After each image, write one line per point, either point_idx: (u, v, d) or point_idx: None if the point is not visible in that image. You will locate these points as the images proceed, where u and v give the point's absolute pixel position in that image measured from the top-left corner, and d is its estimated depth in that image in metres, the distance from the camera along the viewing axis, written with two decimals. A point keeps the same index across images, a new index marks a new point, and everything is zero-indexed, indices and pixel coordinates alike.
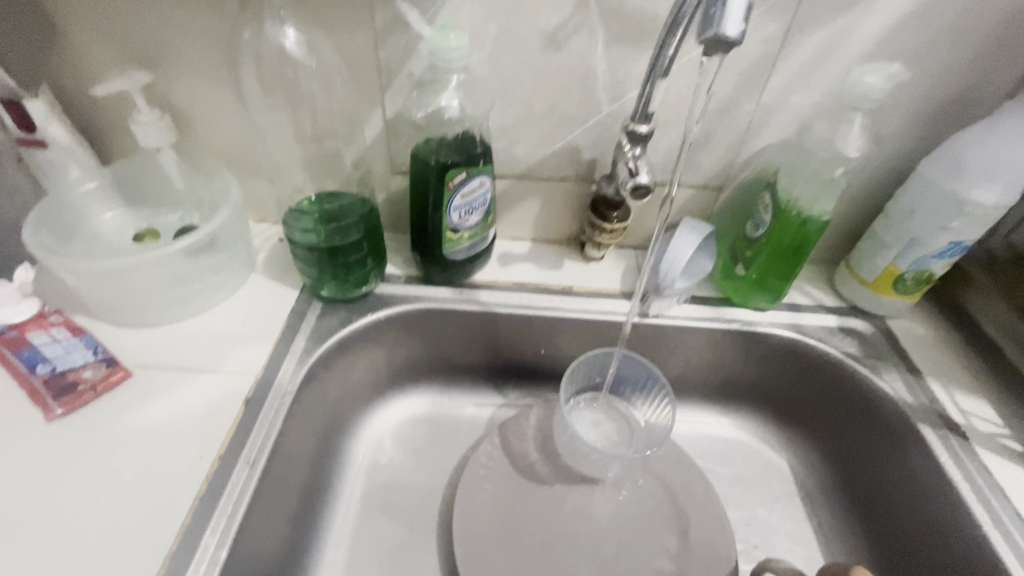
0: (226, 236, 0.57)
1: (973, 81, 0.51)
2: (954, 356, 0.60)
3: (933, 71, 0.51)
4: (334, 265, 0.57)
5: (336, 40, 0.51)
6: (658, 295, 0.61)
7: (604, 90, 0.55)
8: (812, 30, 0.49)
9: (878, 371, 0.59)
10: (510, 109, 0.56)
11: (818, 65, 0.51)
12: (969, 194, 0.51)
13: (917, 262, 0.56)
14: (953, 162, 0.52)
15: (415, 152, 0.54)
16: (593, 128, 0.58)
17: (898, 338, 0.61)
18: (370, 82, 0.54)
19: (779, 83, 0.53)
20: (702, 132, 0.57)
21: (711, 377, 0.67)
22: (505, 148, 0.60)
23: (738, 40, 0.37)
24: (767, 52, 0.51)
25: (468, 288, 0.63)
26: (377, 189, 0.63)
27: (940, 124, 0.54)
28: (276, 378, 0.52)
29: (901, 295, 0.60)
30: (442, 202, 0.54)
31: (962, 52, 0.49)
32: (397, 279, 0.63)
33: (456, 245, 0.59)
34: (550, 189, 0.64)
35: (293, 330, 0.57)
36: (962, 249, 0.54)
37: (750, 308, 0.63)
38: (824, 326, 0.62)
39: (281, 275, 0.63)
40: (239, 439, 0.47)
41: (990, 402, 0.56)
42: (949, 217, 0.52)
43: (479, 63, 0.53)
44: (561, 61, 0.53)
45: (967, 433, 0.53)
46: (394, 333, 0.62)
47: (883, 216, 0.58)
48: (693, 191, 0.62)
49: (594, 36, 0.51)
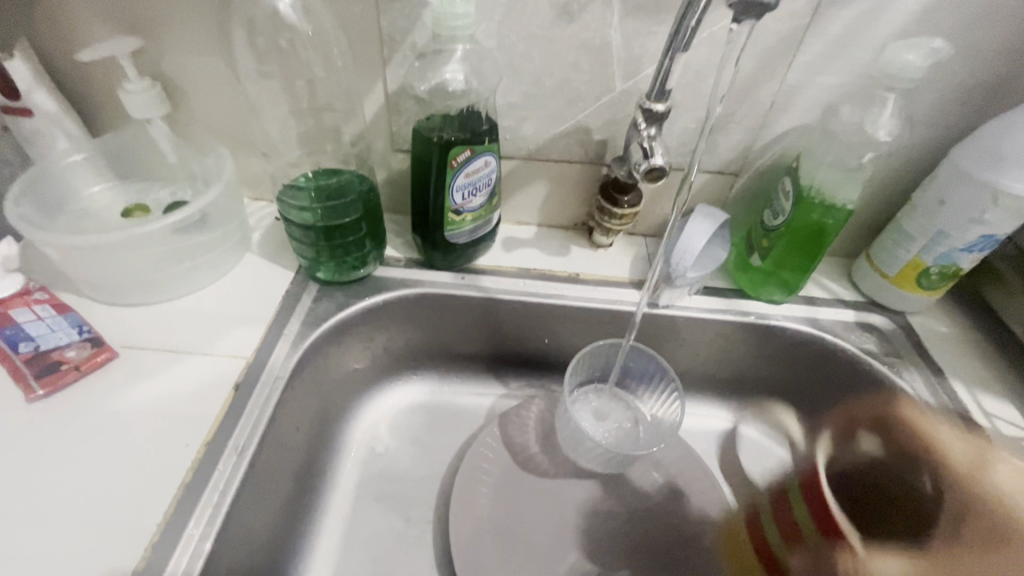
0: (219, 213, 0.55)
1: (1016, 62, 0.48)
2: (978, 355, 0.57)
3: (973, 51, 0.47)
4: (331, 245, 0.55)
5: (335, 7, 0.48)
6: (669, 285, 0.58)
7: (619, 66, 0.52)
8: (844, 4, 0.46)
9: (897, 369, 0.56)
10: (519, 85, 0.53)
11: (849, 42, 0.48)
12: (1004, 185, 0.47)
13: (944, 256, 0.53)
14: (988, 149, 0.49)
15: (417, 128, 0.51)
16: (605, 107, 0.55)
17: (918, 336, 0.59)
18: (370, 52, 0.51)
19: (805, 62, 0.49)
20: (721, 113, 0.54)
21: (721, 371, 0.65)
22: (512, 127, 0.57)
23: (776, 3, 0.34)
24: (794, 28, 0.47)
25: (471, 274, 0.61)
26: (377, 168, 0.60)
27: (976, 109, 0.51)
28: (269, 363, 0.50)
29: (925, 291, 0.57)
30: (445, 182, 0.51)
31: (1007, 30, 0.46)
32: (397, 263, 0.61)
33: (459, 227, 0.56)
34: (559, 172, 0.61)
35: (287, 313, 0.55)
36: (994, 242, 0.51)
37: (765, 300, 0.60)
38: (841, 320, 0.60)
39: (277, 256, 0.60)
40: (228, 425, 0.45)
41: (1015, 403, 0.53)
42: (982, 209, 0.49)
43: (487, 34, 0.50)
44: (574, 33, 0.49)
45: (990, 436, 0.51)
46: (394, 318, 0.60)
47: (909, 207, 0.56)
48: (709, 176, 0.59)
49: (609, 6, 0.48)
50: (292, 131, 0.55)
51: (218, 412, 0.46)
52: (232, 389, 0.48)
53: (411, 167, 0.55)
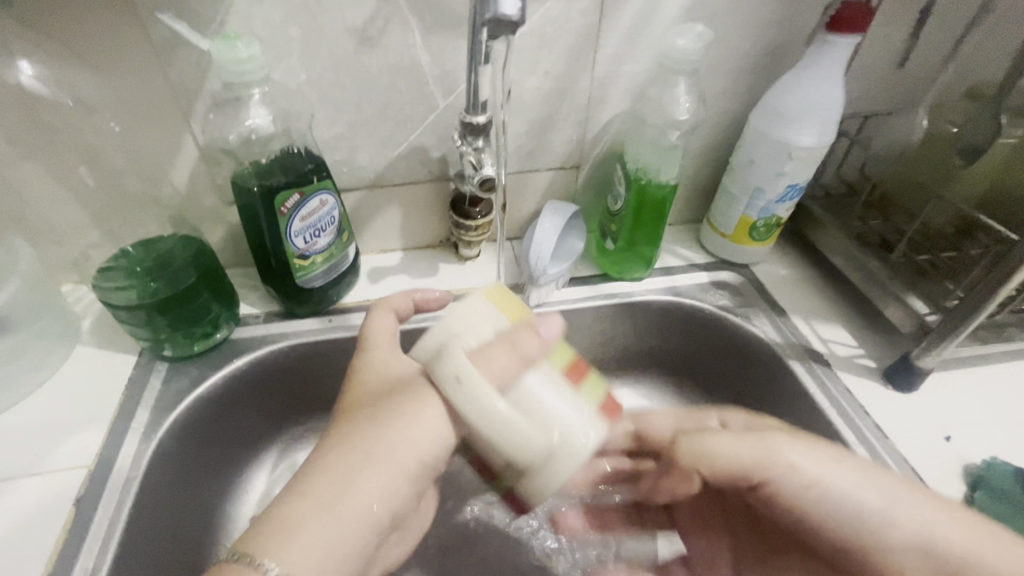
0: (24, 310, 0.48)
1: (778, 34, 0.54)
2: (812, 289, 0.63)
3: (739, 29, 0.53)
4: (169, 317, 0.50)
5: (107, 71, 0.44)
6: (535, 284, 0.59)
7: (435, 83, 0.52)
8: (621, 5, 0.49)
9: (749, 318, 0.61)
10: (340, 116, 0.52)
11: (638, 36, 0.52)
12: (794, 139, 0.54)
13: (764, 209, 0.59)
14: (778, 109, 0.54)
15: (235, 180, 0.48)
16: (432, 125, 0.54)
17: (762, 283, 0.64)
18: (167, 110, 0.47)
19: (608, 54, 0.52)
20: (548, 112, 0.55)
21: (614, 352, 0.66)
22: (345, 157, 0.55)
23: (519, 19, 0.34)
24: (587, 29, 0.50)
25: (337, 314, 0.58)
26: (212, 223, 0.55)
27: (760, 76, 0.57)
28: (116, 463, 0.46)
29: (757, 242, 0.63)
30: (279, 230, 0.48)
31: (760, 11, 0.52)
32: (256, 319, 0.57)
33: (310, 271, 0.53)
34: (407, 195, 0.60)
35: (134, 402, 0.50)
36: (799, 190, 0.58)
37: (628, 279, 0.63)
38: (697, 283, 0.64)
39: (113, 341, 0.54)
40: (70, 551, 0.41)
41: (848, 326, 0.59)
42: (782, 162, 0.55)
43: (289, 72, 0.48)
44: (380, 58, 0.49)
45: (829, 359, 0.56)
46: (263, 376, 0.55)
47: (729, 169, 0.61)
48: (552, 174, 0.61)
49: (407, 28, 0.48)
50: (97, 206, 0.50)
51: (55, 541, 0.41)
52: (73, 505, 0.43)
53: (242, 220, 0.51)
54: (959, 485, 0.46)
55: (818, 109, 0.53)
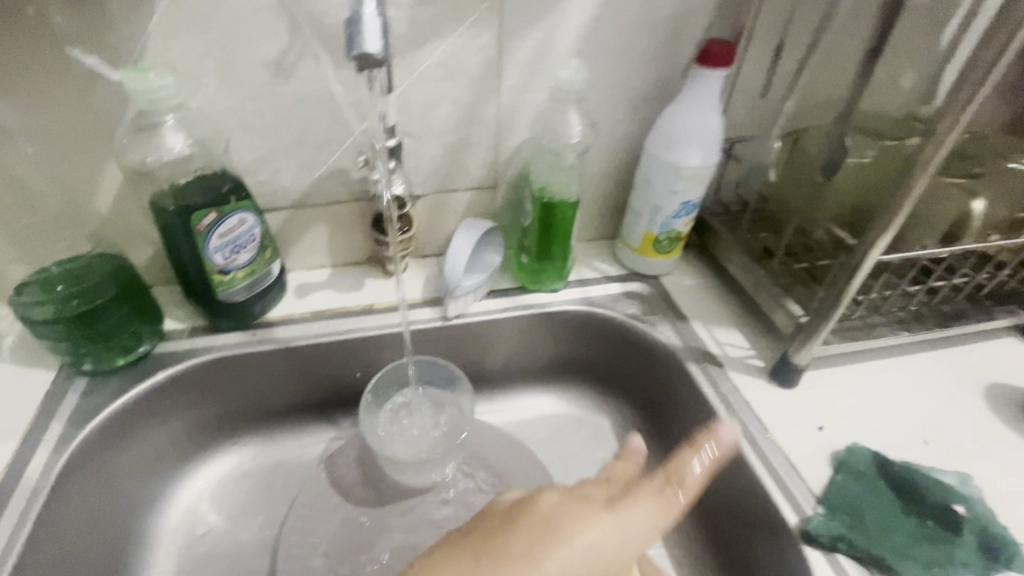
0: None
1: (664, 67, 0.60)
2: (714, 298, 0.69)
3: (627, 64, 0.59)
4: (87, 332, 0.52)
5: (27, 100, 0.47)
6: (453, 297, 0.63)
7: (350, 110, 0.56)
8: (517, 43, 0.55)
9: (655, 324, 0.65)
10: (260, 141, 0.55)
11: (535, 68, 0.57)
12: (682, 160, 0.59)
13: (664, 224, 0.65)
14: (666, 133, 0.60)
15: (154, 200, 0.51)
16: (350, 149, 0.58)
17: (669, 292, 0.69)
18: (88, 136, 0.50)
19: (510, 85, 0.58)
20: (460, 137, 0.60)
21: (534, 361, 0.70)
22: (267, 179, 0.58)
23: (382, 56, 0.38)
24: (487, 62, 0.55)
25: (262, 328, 0.60)
26: (138, 242, 0.58)
27: (653, 104, 0.63)
28: (26, 473, 0.47)
29: (663, 255, 0.68)
30: (197, 246, 0.51)
31: (644, 47, 0.58)
32: (181, 333, 0.59)
33: (231, 287, 0.56)
34: (332, 214, 0.63)
35: (50, 415, 0.51)
36: (694, 206, 0.63)
37: (545, 290, 0.68)
38: (609, 294, 0.68)
39: (34, 357, 0.55)
40: None
41: (743, 330, 0.64)
42: (673, 181, 0.61)
43: (208, 100, 0.51)
44: (295, 88, 0.53)
45: (723, 361, 0.61)
46: (185, 388, 0.57)
47: (633, 188, 0.66)
48: (470, 194, 0.65)
49: (319, 61, 0.52)
50: (19, 227, 0.52)
51: None
52: None
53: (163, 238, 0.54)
54: (825, 470, 0.50)
55: (700, 132, 0.59)
